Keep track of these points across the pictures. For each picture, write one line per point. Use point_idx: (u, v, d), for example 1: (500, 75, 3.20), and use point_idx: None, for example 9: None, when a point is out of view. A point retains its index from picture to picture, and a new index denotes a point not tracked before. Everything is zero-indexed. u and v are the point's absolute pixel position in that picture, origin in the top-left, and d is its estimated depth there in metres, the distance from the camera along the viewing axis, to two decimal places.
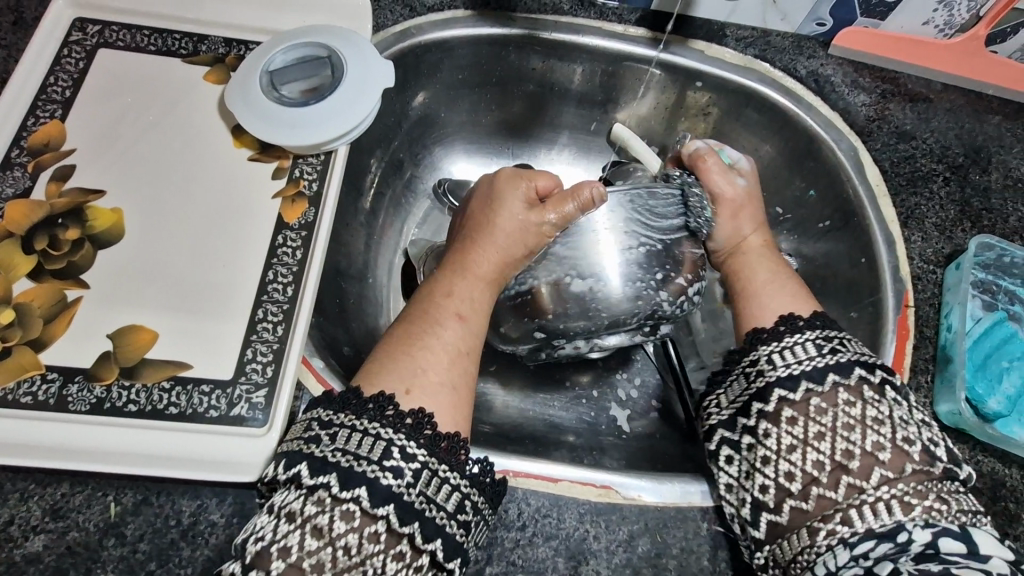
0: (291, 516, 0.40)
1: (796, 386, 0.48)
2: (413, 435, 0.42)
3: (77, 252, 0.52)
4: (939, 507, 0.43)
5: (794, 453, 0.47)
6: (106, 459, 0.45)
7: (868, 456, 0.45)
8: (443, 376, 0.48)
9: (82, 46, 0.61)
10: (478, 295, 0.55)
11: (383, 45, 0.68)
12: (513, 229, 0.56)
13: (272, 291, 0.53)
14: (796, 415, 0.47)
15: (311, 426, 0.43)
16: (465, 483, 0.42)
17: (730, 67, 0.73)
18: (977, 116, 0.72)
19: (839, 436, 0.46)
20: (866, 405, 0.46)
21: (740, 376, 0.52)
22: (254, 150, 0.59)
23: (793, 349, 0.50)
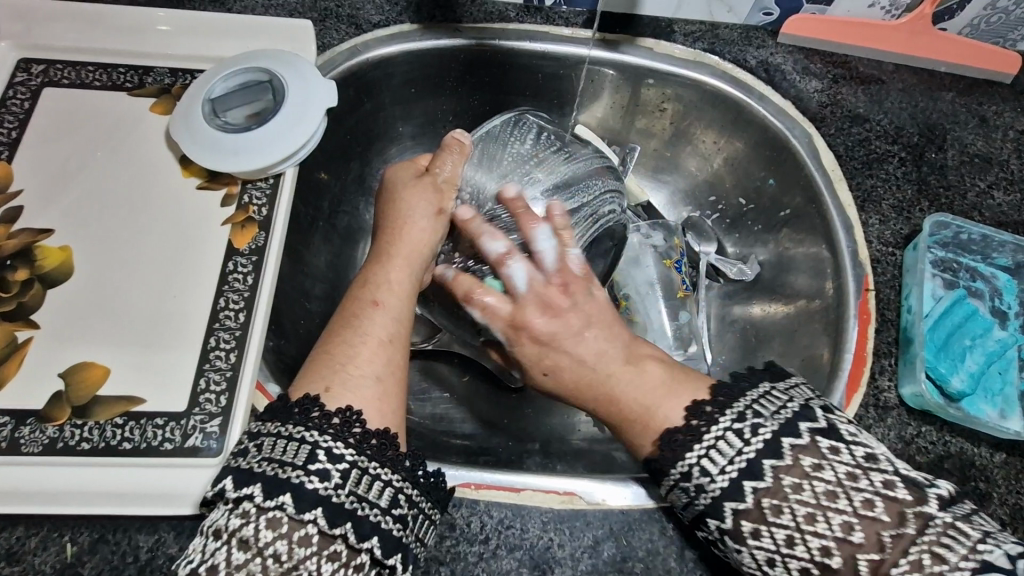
0: (218, 534, 0.40)
1: (766, 464, 0.41)
2: (340, 436, 0.42)
3: (27, 292, 0.52)
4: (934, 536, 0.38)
5: (812, 529, 0.39)
6: (61, 500, 0.45)
7: (868, 523, 0.38)
8: (365, 369, 0.47)
9: (27, 87, 0.62)
10: (397, 274, 0.55)
11: (329, 65, 0.67)
12: (419, 201, 0.58)
13: (223, 318, 0.53)
14: (779, 501, 0.40)
15: (242, 440, 0.44)
16: (397, 479, 0.42)
17: (680, 61, 0.72)
18: (930, 95, 0.72)
19: (829, 509, 0.39)
20: (832, 463, 0.40)
21: (677, 490, 0.44)
22: (202, 178, 0.59)
23: (718, 447, 0.42)
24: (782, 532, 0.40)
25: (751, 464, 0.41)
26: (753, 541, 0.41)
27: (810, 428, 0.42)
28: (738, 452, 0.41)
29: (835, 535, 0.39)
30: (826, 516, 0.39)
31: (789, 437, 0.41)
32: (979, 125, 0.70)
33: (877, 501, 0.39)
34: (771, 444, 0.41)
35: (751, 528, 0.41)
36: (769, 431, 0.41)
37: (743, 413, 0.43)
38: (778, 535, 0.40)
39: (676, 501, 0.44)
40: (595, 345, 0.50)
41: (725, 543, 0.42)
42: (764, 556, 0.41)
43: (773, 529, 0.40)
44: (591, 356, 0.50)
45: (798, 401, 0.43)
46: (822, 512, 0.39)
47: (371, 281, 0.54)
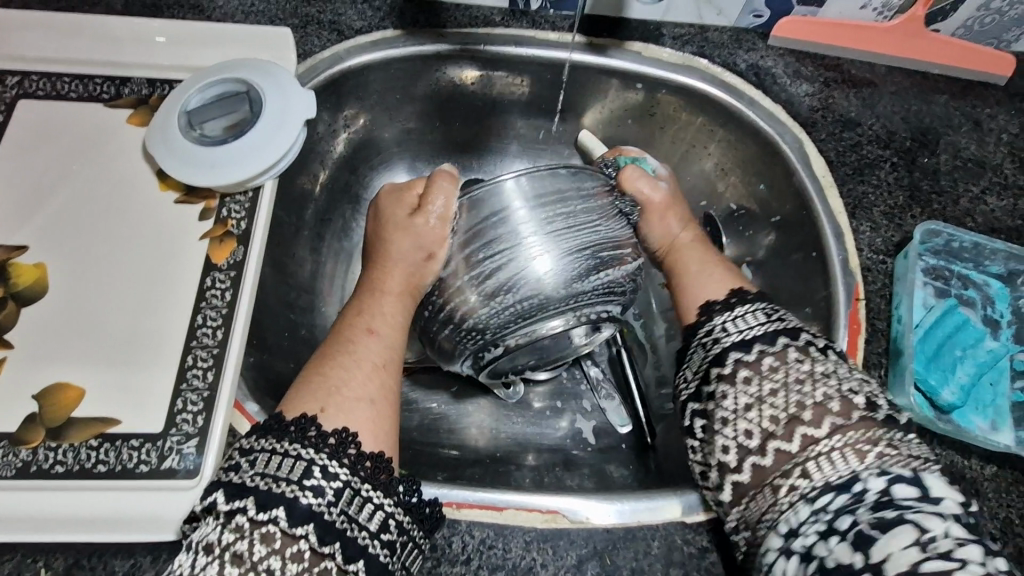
0: (208, 549, 0.38)
1: (750, 349, 0.47)
2: (336, 455, 0.42)
3: (0, 312, 0.52)
4: (891, 451, 0.41)
5: (769, 397, 0.45)
6: (34, 526, 0.45)
7: (818, 407, 0.44)
8: (361, 391, 0.47)
9: (3, 99, 0.61)
10: (390, 309, 0.52)
11: (309, 74, 0.66)
12: (406, 241, 0.53)
13: (201, 335, 0.52)
14: (753, 372, 0.46)
15: (232, 456, 0.43)
16: (389, 504, 0.42)
17: (669, 66, 0.71)
18: (923, 98, 0.71)
19: (792, 389, 0.45)
20: (811, 362, 0.46)
21: (697, 347, 0.51)
22: (180, 192, 0.58)
23: (742, 318, 0.49)
24: (753, 398, 0.45)
25: (761, 336, 0.47)
26: (720, 402, 0.47)
27: (791, 340, 0.47)
28: (728, 335, 0.49)
29: (789, 404, 0.44)
30: (786, 390, 0.45)
31: (764, 342, 0.47)
32: (973, 129, 0.69)
33: (810, 404, 0.44)
34: (766, 334, 0.47)
35: (723, 391, 0.47)
36: (761, 329, 0.48)
37: (740, 317, 0.50)
38: (740, 399, 0.46)
39: (688, 358, 0.51)
40: (654, 216, 0.58)
41: (721, 405, 0.47)
42: (721, 419, 0.46)
43: (738, 394, 0.46)
44: (648, 203, 0.57)
45: (790, 320, 0.49)
46: (784, 387, 0.45)
47: (363, 312, 0.52)
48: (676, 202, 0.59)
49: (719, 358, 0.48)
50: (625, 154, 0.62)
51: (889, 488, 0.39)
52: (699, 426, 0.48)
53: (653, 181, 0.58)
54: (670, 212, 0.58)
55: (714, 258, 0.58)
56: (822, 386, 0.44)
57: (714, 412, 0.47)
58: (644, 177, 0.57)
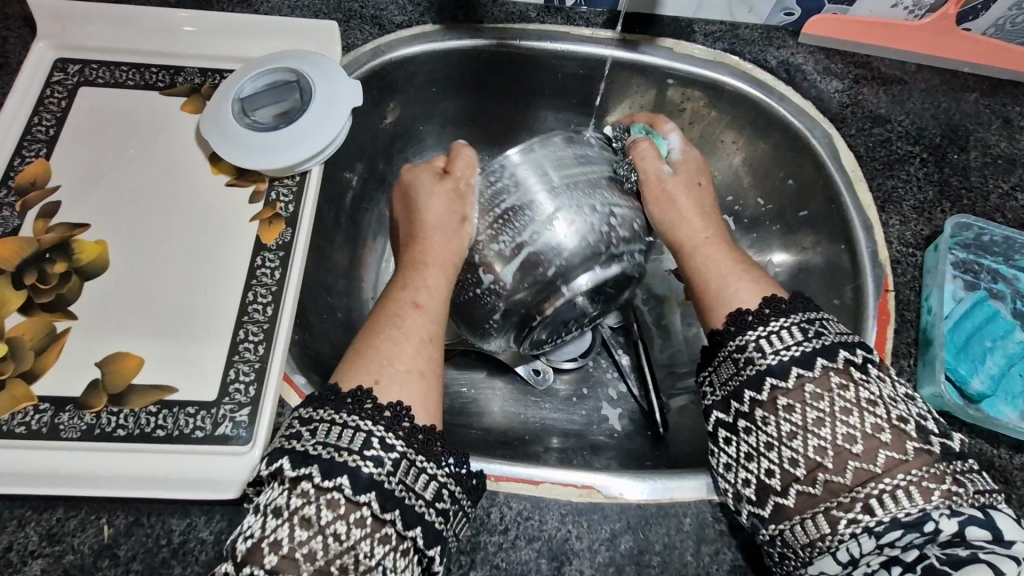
0: (278, 511, 0.41)
1: (787, 373, 0.46)
2: (391, 427, 0.44)
3: (65, 284, 0.54)
4: (956, 490, 0.42)
5: (819, 428, 0.44)
6: (98, 485, 0.47)
7: (871, 441, 0.43)
8: (409, 363, 0.49)
9: (64, 86, 0.64)
10: (433, 282, 0.56)
11: (353, 65, 0.68)
12: (438, 203, 0.58)
13: (252, 312, 0.54)
14: (794, 401, 0.45)
15: (293, 424, 0.45)
16: (442, 473, 0.43)
17: (701, 61, 0.72)
18: (953, 95, 0.72)
19: (840, 421, 0.44)
20: (857, 386, 0.45)
21: (728, 360, 0.49)
22: (231, 176, 0.61)
23: (778, 334, 0.48)
24: (814, 414, 0.45)
25: (800, 358, 0.46)
26: (762, 427, 0.46)
27: (827, 365, 0.46)
28: (763, 356, 0.47)
29: (836, 435, 0.44)
30: (833, 420, 0.44)
31: (799, 367, 0.46)
32: (1003, 126, 0.70)
33: (877, 431, 0.44)
34: (805, 357, 0.46)
35: (763, 415, 0.47)
36: (799, 350, 0.46)
37: (776, 332, 0.48)
38: (783, 427, 0.45)
39: (721, 375, 0.50)
40: (694, 196, 0.61)
41: (753, 416, 0.47)
42: (765, 442, 0.46)
43: (781, 421, 0.46)
44: (675, 185, 0.61)
45: (830, 335, 0.47)
46: (831, 417, 0.44)
47: (411, 285, 0.55)
48: (701, 212, 0.61)
49: (755, 384, 0.47)
50: (688, 154, 0.64)
51: (961, 530, 0.41)
52: (727, 433, 0.49)
53: (696, 181, 0.63)
54: (708, 243, 0.59)
55: (747, 269, 0.56)
56: (870, 414, 0.44)
57: (757, 433, 0.47)
58: (682, 172, 0.63)
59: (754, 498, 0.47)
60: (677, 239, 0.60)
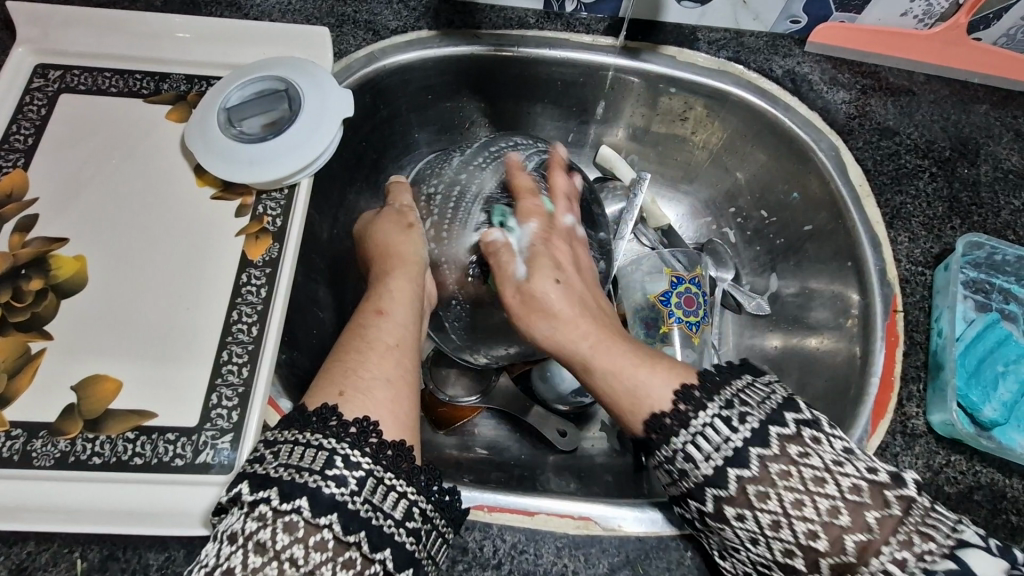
0: (234, 537, 0.38)
1: (748, 461, 0.39)
2: (357, 444, 0.41)
3: (40, 302, 0.52)
4: (925, 544, 0.37)
5: (777, 533, 0.39)
6: (72, 517, 0.45)
7: (833, 530, 0.37)
8: (375, 371, 0.47)
9: (44, 93, 0.61)
10: (398, 288, 0.55)
11: (344, 72, 0.66)
12: (385, 225, 0.60)
13: (237, 332, 0.52)
14: (767, 488, 0.39)
15: (257, 446, 0.42)
16: (413, 491, 0.41)
17: (703, 70, 0.70)
18: (963, 107, 0.69)
19: (794, 519, 0.38)
20: (800, 463, 0.39)
21: (662, 471, 0.44)
22: (217, 188, 0.58)
23: (704, 435, 0.41)
24: (767, 517, 0.39)
25: (754, 435, 0.40)
26: (719, 531, 0.41)
27: (780, 435, 0.40)
28: (696, 466, 0.41)
29: (799, 535, 0.38)
30: (789, 522, 0.38)
31: (756, 447, 0.40)
32: (1015, 139, 0.68)
33: (842, 506, 0.38)
34: (738, 453, 0.40)
35: (719, 526, 0.41)
36: (738, 441, 0.40)
37: (700, 434, 0.41)
38: (741, 533, 0.40)
39: (661, 480, 0.44)
40: (569, 294, 0.51)
41: (706, 523, 0.42)
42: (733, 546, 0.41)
43: (737, 529, 0.40)
44: (564, 329, 0.49)
45: (755, 412, 0.40)
46: (786, 519, 0.38)
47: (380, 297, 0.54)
48: (577, 317, 0.49)
49: (698, 493, 0.41)
50: (550, 242, 0.54)
51: None
52: (694, 528, 0.45)
53: (551, 277, 0.51)
54: (615, 340, 0.48)
55: (652, 358, 0.46)
56: (823, 497, 0.38)
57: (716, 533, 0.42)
58: (546, 260, 0.52)
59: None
60: (529, 310, 0.51)
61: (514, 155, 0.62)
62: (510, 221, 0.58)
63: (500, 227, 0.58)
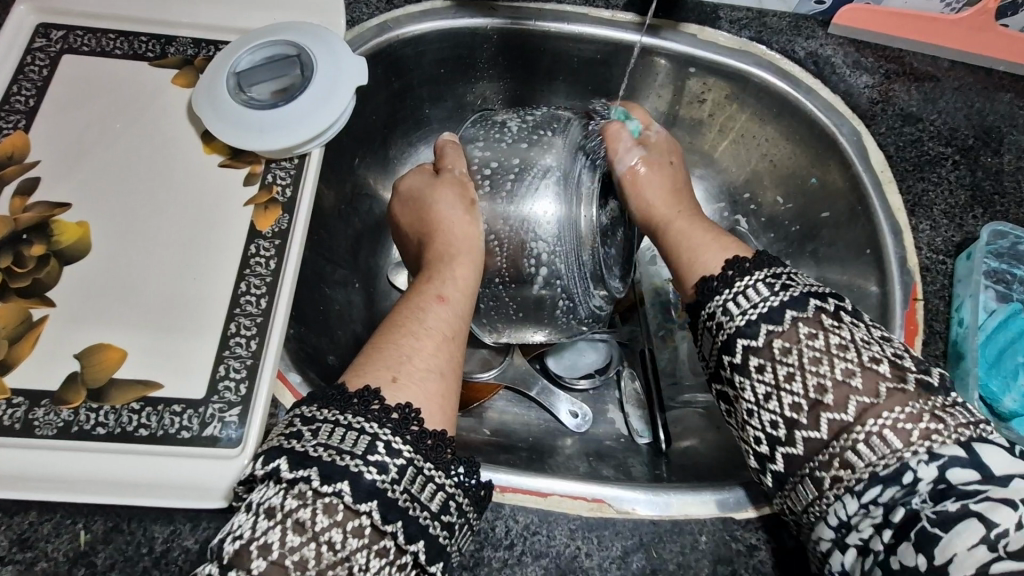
0: (271, 512, 0.37)
1: (756, 332, 0.43)
2: (400, 430, 0.40)
3: (43, 268, 0.50)
4: (936, 427, 0.38)
5: (791, 384, 0.42)
6: (75, 487, 0.44)
7: (843, 387, 0.40)
8: (430, 363, 0.46)
9: (46, 53, 0.59)
10: (461, 275, 0.55)
11: (356, 41, 0.64)
12: (447, 194, 0.59)
13: (245, 304, 0.51)
14: (791, 343, 0.42)
15: (294, 422, 0.40)
16: (451, 483, 0.40)
17: (724, 50, 0.68)
18: (987, 94, 0.68)
19: (810, 371, 0.41)
20: (828, 334, 0.42)
21: (704, 330, 0.47)
22: (225, 156, 0.57)
23: (745, 294, 0.45)
24: (786, 368, 0.42)
25: (769, 315, 0.43)
26: (742, 393, 0.44)
27: (819, 307, 0.43)
28: (730, 319, 0.45)
29: (807, 388, 0.41)
30: (803, 373, 0.41)
31: (792, 310, 0.43)
32: None
33: (858, 370, 0.40)
34: (772, 312, 0.43)
35: (739, 380, 0.44)
36: (766, 305, 0.43)
37: (742, 292, 0.45)
38: (758, 389, 0.43)
39: (704, 348, 0.48)
40: (657, 182, 0.61)
41: (732, 378, 0.45)
42: (748, 410, 0.44)
43: (756, 383, 0.43)
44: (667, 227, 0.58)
45: (798, 285, 0.44)
46: (800, 370, 0.41)
47: (435, 282, 0.54)
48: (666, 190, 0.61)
49: (728, 347, 0.45)
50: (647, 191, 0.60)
51: (943, 475, 0.36)
52: (726, 403, 0.47)
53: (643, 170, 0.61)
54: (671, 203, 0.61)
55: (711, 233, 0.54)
56: (840, 359, 0.41)
57: (741, 402, 0.44)
58: (653, 184, 0.61)
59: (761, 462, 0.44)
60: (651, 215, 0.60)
61: (576, 136, 0.60)
62: (568, 202, 0.57)
63: (556, 210, 0.57)
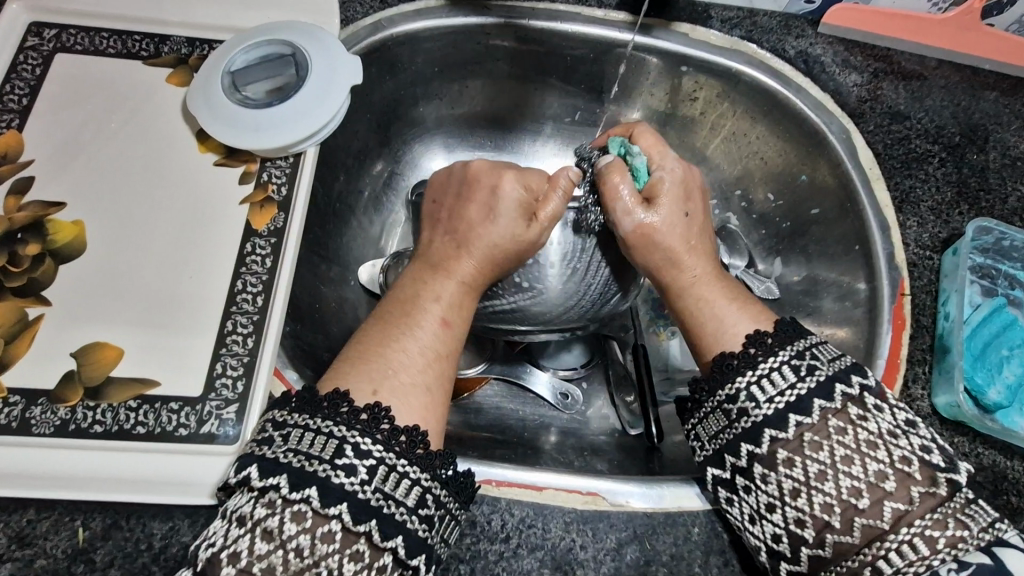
0: (242, 520, 0.38)
1: (785, 423, 0.42)
2: (369, 431, 0.40)
3: (38, 267, 0.51)
4: (964, 534, 0.39)
5: (822, 483, 0.41)
6: (73, 485, 0.44)
7: (876, 491, 0.40)
8: (416, 377, 0.45)
9: (39, 52, 0.59)
10: (456, 295, 0.51)
11: (351, 40, 0.64)
12: (477, 202, 0.54)
13: (241, 302, 0.51)
14: (820, 438, 0.42)
15: (266, 427, 0.41)
16: (425, 477, 0.40)
17: (716, 48, 0.69)
18: (973, 93, 0.69)
19: (842, 472, 0.41)
20: (856, 428, 0.42)
21: (716, 412, 0.45)
22: (220, 155, 0.57)
23: (771, 378, 0.43)
24: (817, 466, 0.41)
25: (799, 403, 0.42)
26: (761, 486, 0.43)
27: (845, 393, 0.43)
28: (757, 407, 0.43)
29: (840, 489, 0.41)
30: (835, 473, 0.41)
31: (820, 399, 0.42)
32: None
33: (890, 472, 0.40)
34: (802, 401, 0.42)
35: (763, 474, 0.43)
36: (796, 394, 0.43)
37: (767, 376, 0.44)
38: (784, 484, 0.42)
39: (706, 430, 0.46)
40: (682, 223, 0.53)
41: (748, 473, 0.43)
42: (767, 505, 0.43)
43: (782, 478, 0.42)
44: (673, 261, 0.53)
45: (824, 369, 0.43)
46: (832, 470, 0.41)
47: (422, 290, 0.51)
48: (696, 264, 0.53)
49: (751, 436, 0.43)
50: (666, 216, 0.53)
51: None
52: (726, 493, 0.45)
53: (682, 211, 0.54)
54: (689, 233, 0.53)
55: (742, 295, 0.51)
56: (873, 459, 0.41)
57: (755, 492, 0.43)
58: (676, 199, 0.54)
59: (787, 554, 0.43)
60: (670, 269, 0.53)
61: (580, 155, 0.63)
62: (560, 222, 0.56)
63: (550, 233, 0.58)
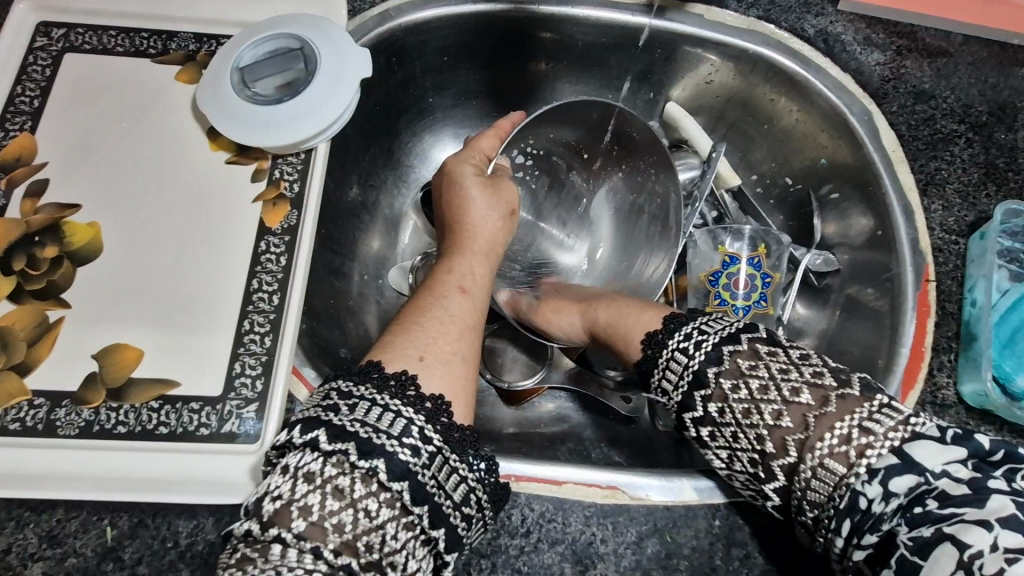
0: (310, 477, 0.37)
1: (706, 379, 0.44)
2: (433, 417, 0.40)
3: (57, 270, 0.51)
4: (868, 434, 0.38)
5: (749, 421, 0.42)
6: (101, 486, 0.45)
7: (794, 409, 0.41)
8: (453, 347, 0.47)
9: (48, 52, 0.59)
10: (479, 273, 0.57)
11: (359, 31, 0.63)
12: (485, 201, 0.61)
13: (258, 301, 0.51)
14: (721, 402, 0.43)
15: (330, 396, 0.41)
16: (474, 477, 0.40)
17: (732, 29, 0.67)
18: (1002, 69, 0.66)
19: (761, 405, 0.42)
20: (765, 364, 0.43)
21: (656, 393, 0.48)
22: (231, 153, 0.57)
23: (671, 364, 0.46)
24: (741, 405, 0.42)
25: (708, 357, 0.44)
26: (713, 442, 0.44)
27: (732, 353, 0.44)
28: (672, 388, 0.46)
29: (765, 419, 0.41)
30: (757, 410, 0.42)
31: (710, 368, 0.44)
32: None
33: (802, 388, 0.41)
34: (697, 373, 0.44)
35: (709, 432, 0.44)
36: (693, 368, 0.45)
37: (669, 362, 0.46)
38: (727, 431, 0.43)
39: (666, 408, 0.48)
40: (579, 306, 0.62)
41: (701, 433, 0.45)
42: (726, 455, 0.44)
43: (726, 430, 0.43)
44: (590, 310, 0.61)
45: (710, 337, 0.45)
46: (755, 407, 0.42)
47: (444, 268, 0.56)
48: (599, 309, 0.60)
49: (687, 406, 0.45)
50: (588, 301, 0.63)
51: (885, 487, 0.37)
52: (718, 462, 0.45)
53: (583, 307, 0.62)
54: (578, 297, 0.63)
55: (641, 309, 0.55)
56: (783, 381, 0.42)
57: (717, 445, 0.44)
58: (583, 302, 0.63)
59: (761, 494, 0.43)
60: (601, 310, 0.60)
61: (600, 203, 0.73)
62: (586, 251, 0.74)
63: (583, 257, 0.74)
